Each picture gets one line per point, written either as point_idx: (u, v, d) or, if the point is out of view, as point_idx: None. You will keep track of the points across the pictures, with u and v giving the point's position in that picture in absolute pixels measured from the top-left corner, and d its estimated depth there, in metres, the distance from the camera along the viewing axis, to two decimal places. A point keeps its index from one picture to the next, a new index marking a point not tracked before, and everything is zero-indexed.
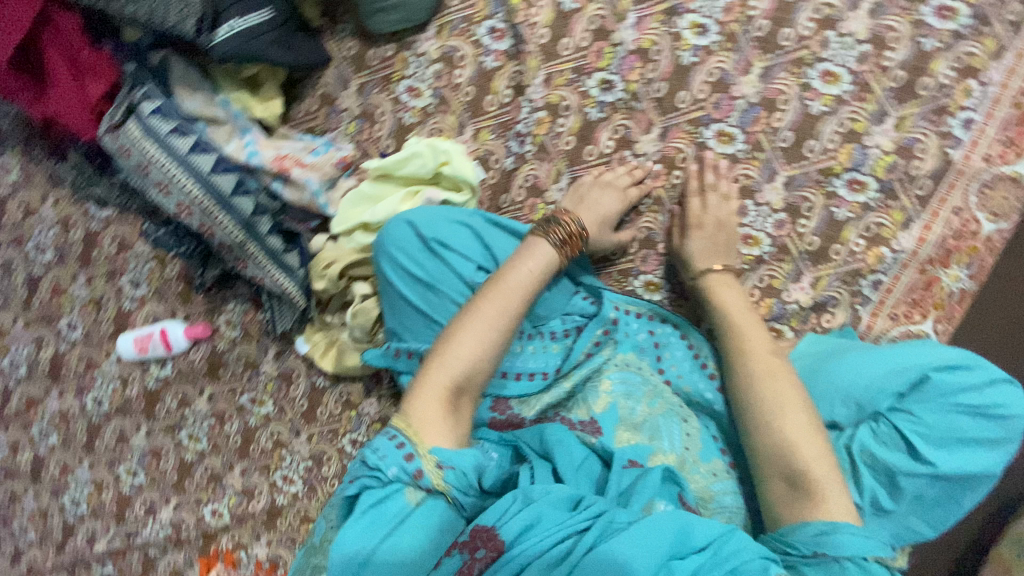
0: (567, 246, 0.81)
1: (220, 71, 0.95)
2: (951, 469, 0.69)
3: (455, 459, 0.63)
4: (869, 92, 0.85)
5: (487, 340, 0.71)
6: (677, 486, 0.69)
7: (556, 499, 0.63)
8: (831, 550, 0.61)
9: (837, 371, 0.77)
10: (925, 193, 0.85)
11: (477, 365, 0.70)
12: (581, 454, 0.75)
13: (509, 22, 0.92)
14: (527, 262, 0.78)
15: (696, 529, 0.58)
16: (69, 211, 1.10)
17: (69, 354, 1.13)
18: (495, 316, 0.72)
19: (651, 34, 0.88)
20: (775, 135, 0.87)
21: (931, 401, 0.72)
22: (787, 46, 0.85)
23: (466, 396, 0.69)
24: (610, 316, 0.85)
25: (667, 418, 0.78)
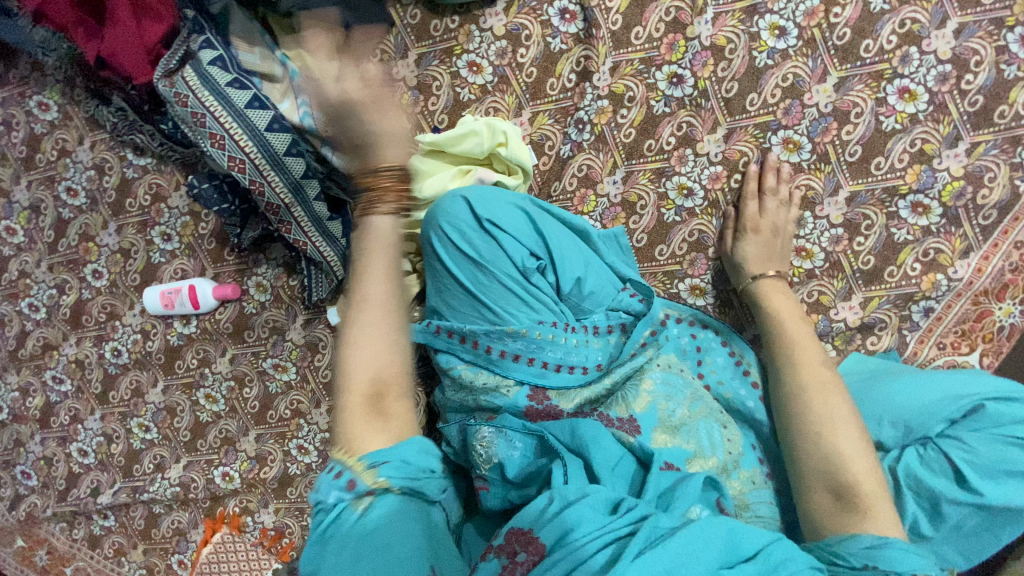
0: (396, 195, 0.57)
1: (280, 26, 0.93)
2: (997, 502, 0.66)
3: (388, 453, 0.55)
4: (945, 113, 0.82)
5: (379, 339, 0.56)
6: (717, 491, 0.63)
7: (595, 501, 0.59)
8: (883, 563, 0.57)
9: (888, 391, 0.76)
10: (989, 223, 0.83)
11: (382, 368, 0.56)
12: (617, 453, 0.70)
13: (582, 5, 0.89)
14: (374, 234, 0.58)
15: (744, 536, 0.53)
16: (105, 155, 1.06)
17: (92, 302, 1.10)
18: (374, 309, 0.56)
19: (727, 31, 0.85)
20: (844, 149, 0.85)
21: (983, 430, 0.70)
22: (867, 58, 0.83)
23: (387, 392, 0.57)
24: (658, 317, 0.85)
25: (708, 421, 0.74)
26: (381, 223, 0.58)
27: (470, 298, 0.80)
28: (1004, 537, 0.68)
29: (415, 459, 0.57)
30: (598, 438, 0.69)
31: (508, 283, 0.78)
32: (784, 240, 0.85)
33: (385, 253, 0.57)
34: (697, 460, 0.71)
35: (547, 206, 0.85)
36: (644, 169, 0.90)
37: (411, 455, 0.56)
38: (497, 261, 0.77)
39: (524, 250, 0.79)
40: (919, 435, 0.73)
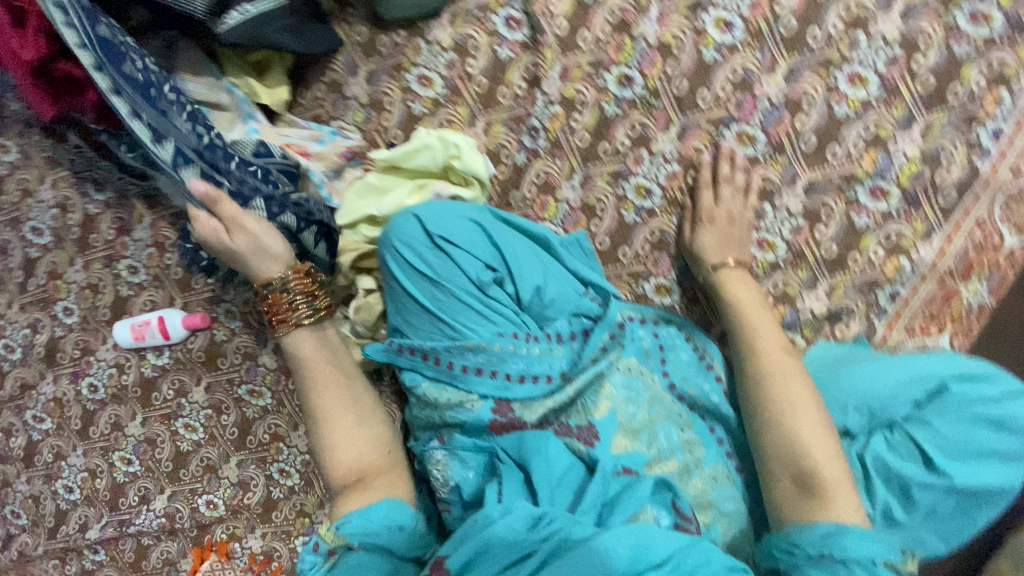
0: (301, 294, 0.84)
1: (227, 54, 0.94)
2: (965, 483, 0.67)
3: (355, 519, 0.69)
4: (897, 97, 0.81)
5: (341, 426, 0.78)
6: (670, 492, 0.69)
7: (517, 516, 0.63)
8: (837, 551, 0.58)
9: (854, 378, 0.75)
10: (949, 204, 0.83)
11: (352, 447, 0.77)
12: (566, 462, 0.73)
13: (527, 12, 0.89)
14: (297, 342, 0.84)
15: (658, 541, 0.59)
16: (67, 192, 1.06)
17: (65, 340, 1.10)
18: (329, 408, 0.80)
19: (673, 28, 0.85)
20: (798, 138, 0.84)
21: (947, 411, 0.70)
22: (815, 46, 0.82)
23: (361, 479, 0.75)
24: (616, 320, 0.82)
25: (667, 424, 0.76)
26: (314, 342, 0.84)
27: (429, 315, 0.81)
28: (979, 517, 0.68)
29: (382, 516, 0.69)
30: (548, 446, 0.73)
31: (467, 299, 0.79)
32: (739, 231, 0.85)
33: (324, 363, 0.84)
34: (654, 464, 0.73)
35: (501, 216, 0.85)
36: (602, 172, 0.90)
37: (375, 513, 0.69)
38: (454, 277, 0.79)
39: (479, 264, 0.80)
40: (885, 419, 0.72)
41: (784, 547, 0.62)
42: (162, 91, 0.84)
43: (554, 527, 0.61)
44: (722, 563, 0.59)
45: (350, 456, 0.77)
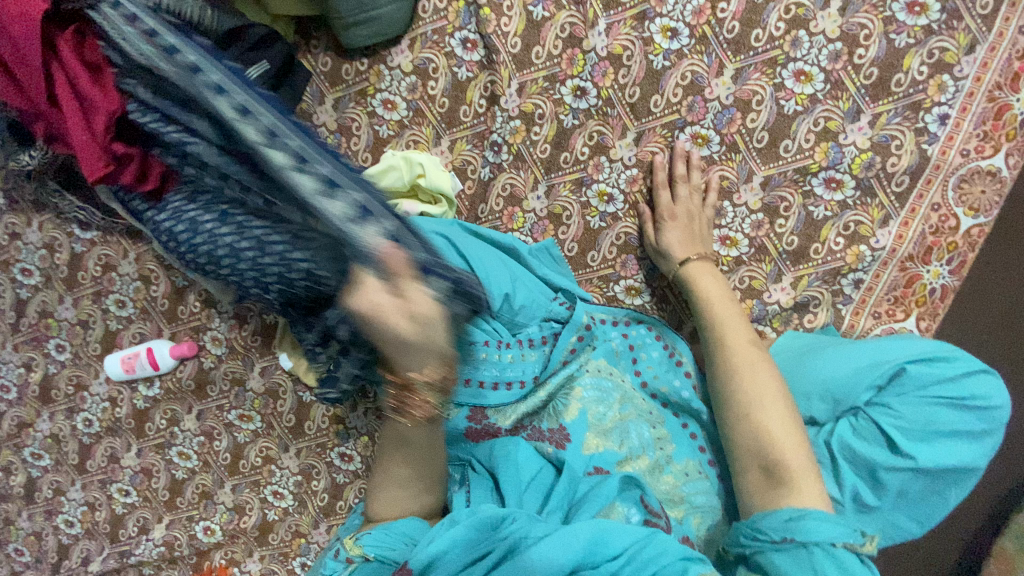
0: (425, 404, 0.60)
1: None
2: (931, 464, 0.67)
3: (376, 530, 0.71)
4: (842, 90, 0.84)
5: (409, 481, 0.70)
6: (639, 490, 0.70)
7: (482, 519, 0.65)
8: (800, 535, 0.58)
9: (817, 367, 0.76)
10: (903, 190, 0.84)
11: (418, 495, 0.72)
12: (536, 465, 0.77)
13: (481, 33, 0.92)
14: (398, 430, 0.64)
15: (613, 537, 0.60)
16: (53, 233, 1.10)
17: (58, 376, 1.13)
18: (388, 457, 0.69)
19: (622, 39, 0.88)
20: (750, 136, 0.87)
21: (910, 394, 0.70)
22: (758, 48, 0.85)
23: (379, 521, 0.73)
24: (583, 321, 0.84)
25: (637, 422, 0.78)
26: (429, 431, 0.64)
27: None
28: (950, 496, 0.69)
29: (399, 535, 0.70)
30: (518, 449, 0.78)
31: None
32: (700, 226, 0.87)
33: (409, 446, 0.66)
34: (625, 460, 0.75)
35: (468, 229, 0.88)
36: (564, 180, 0.92)
37: (394, 529, 0.71)
38: None
39: None
40: (849, 406, 0.73)
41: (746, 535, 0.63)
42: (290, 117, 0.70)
43: (513, 528, 0.63)
44: (677, 553, 0.59)
45: (391, 504, 0.72)
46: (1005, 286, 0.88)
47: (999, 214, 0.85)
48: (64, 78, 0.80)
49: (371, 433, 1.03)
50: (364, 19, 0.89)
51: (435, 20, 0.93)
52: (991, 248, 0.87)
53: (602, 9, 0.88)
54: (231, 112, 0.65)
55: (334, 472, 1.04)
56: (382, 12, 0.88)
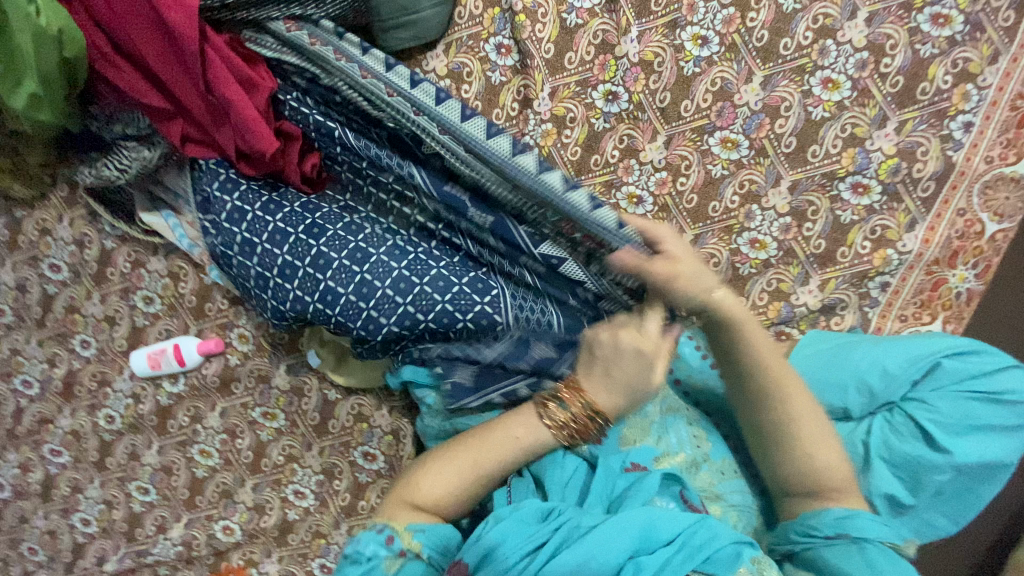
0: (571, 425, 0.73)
1: None
2: (968, 460, 0.68)
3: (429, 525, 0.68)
4: (869, 98, 0.86)
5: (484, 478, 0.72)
6: (679, 484, 0.70)
7: (526, 513, 0.65)
8: (854, 531, 0.62)
9: (854, 360, 0.76)
10: (929, 195, 0.86)
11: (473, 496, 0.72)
12: (572, 464, 0.75)
13: (516, 38, 0.94)
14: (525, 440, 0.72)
15: (661, 523, 0.61)
16: (84, 230, 1.10)
17: (82, 372, 1.14)
18: (478, 451, 0.72)
19: (654, 46, 0.90)
20: (779, 141, 0.89)
21: (946, 390, 0.71)
22: (787, 56, 0.87)
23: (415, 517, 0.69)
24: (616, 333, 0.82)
25: (674, 419, 0.79)
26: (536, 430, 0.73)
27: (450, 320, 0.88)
28: (984, 494, 0.70)
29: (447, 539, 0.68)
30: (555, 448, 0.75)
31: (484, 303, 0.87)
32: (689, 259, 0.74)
33: (520, 454, 0.72)
34: (662, 456, 0.76)
35: None
36: (594, 182, 0.94)
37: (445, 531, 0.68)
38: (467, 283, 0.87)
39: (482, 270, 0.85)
40: (884, 401, 0.74)
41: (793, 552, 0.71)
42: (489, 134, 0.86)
43: (562, 521, 0.63)
44: (729, 537, 0.61)
45: (445, 494, 0.70)
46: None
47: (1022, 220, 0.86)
48: (219, 60, 0.82)
49: (396, 431, 1.03)
50: (405, 22, 0.91)
51: (471, 26, 0.95)
52: (1014, 254, 0.88)
53: (635, 17, 0.91)
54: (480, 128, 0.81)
55: (357, 471, 1.04)
56: (423, 16, 0.91)
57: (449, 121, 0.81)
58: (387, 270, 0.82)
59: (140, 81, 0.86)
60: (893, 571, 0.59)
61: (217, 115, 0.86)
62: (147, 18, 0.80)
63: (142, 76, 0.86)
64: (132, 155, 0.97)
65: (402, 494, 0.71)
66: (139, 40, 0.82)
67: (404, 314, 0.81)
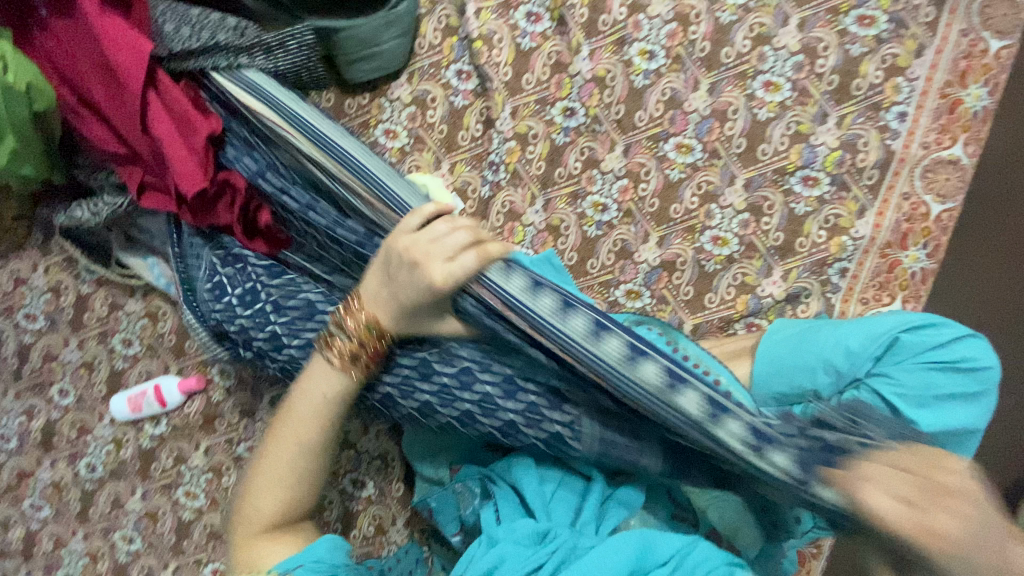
0: (356, 361, 0.74)
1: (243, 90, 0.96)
2: (934, 428, 0.71)
3: (301, 558, 0.72)
4: (808, 97, 0.92)
5: (301, 467, 0.76)
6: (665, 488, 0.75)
7: (521, 536, 0.68)
8: None
9: (822, 341, 0.78)
10: (874, 182, 0.91)
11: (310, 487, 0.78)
12: (558, 475, 0.76)
13: (475, 64, 0.99)
14: (320, 388, 0.75)
15: (658, 544, 0.64)
16: (60, 277, 1.11)
17: (62, 421, 1.12)
18: (289, 443, 0.76)
19: (605, 63, 0.96)
20: (730, 143, 0.94)
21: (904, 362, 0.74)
22: (729, 63, 0.93)
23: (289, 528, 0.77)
24: None
25: None
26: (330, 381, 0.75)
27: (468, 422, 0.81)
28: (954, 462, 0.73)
29: (327, 557, 0.73)
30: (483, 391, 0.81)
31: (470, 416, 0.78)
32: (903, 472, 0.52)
33: (329, 406, 0.75)
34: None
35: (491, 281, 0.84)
36: (560, 194, 0.98)
37: (324, 556, 0.73)
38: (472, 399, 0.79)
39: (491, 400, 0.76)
40: (851, 378, 0.76)
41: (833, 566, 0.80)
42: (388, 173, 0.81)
43: (557, 542, 0.66)
44: (722, 560, 0.63)
45: (284, 505, 0.76)
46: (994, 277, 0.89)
47: (967, 199, 0.91)
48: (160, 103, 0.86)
49: (385, 455, 1.04)
50: (368, 55, 0.95)
51: (431, 54, 1.00)
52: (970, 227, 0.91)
53: (585, 37, 0.96)
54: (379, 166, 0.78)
55: (348, 500, 1.03)
56: (385, 47, 0.95)
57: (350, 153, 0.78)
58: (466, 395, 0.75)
59: (97, 127, 0.90)
60: None
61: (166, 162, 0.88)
62: (99, 68, 0.86)
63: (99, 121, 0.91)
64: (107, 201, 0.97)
65: (259, 522, 0.75)
66: (95, 92, 0.87)
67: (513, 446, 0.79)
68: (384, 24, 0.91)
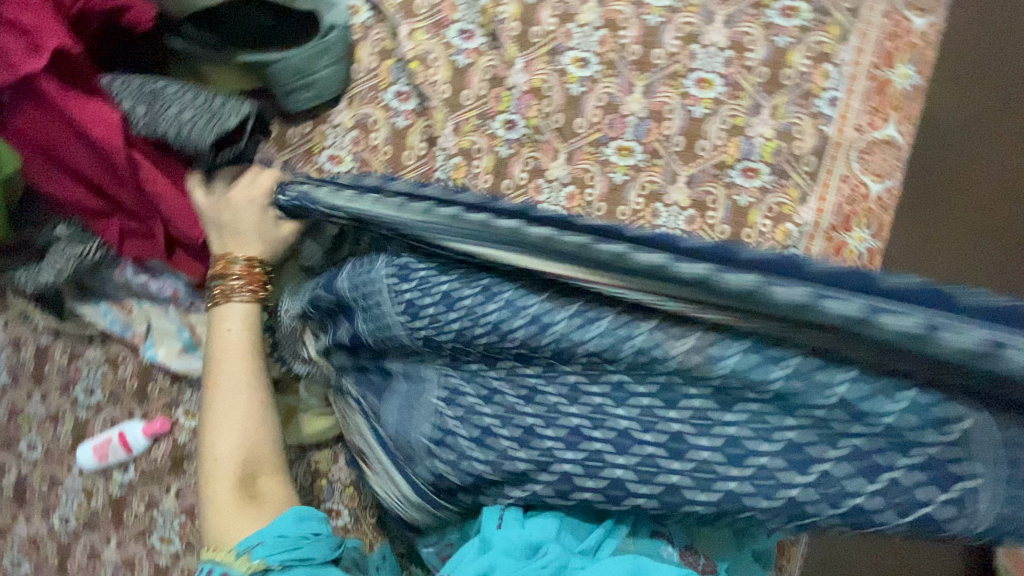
0: (250, 287, 0.89)
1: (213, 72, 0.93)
2: None
3: (263, 534, 0.75)
4: (741, 90, 0.93)
5: (240, 401, 0.86)
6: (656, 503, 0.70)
7: (515, 545, 0.64)
8: None
9: None
10: (812, 168, 0.92)
11: (250, 435, 0.85)
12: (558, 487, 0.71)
13: (412, 84, 0.99)
14: (230, 324, 0.88)
15: (653, 572, 0.60)
16: (18, 330, 1.07)
17: (31, 476, 1.08)
18: (236, 386, 0.87)
19: (540, 73, 0.97)
20: (669, 142, 0.95)
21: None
22: (661, 64, 0.95)
23: (259, 472, 0.84)
24: None
25: None
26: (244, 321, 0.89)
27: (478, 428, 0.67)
28: None
29: (292, 528, 0.76)
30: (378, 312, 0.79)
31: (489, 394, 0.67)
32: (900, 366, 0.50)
33: (245, 336, 0.88)
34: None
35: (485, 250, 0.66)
36: None
37: (290, 531, 0.76)
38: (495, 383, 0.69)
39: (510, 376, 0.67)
40: None
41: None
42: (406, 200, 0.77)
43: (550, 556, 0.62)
44: None
45: (234, 445, 0.84)
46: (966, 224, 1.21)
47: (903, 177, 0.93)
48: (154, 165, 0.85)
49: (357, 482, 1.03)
50: (305, 83, 0.94)
51: (369, 79, 0.99)
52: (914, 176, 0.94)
53: (519, 50, 0.97)
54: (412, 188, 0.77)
55: None
56: (321, 75, 0.94)
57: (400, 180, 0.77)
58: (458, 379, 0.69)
59: (75, 189, 0.87)
60: None
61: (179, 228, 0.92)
62: (69, 131, 0.81)
63: (76, 182, 0.86)
64: (65, 253, 0.92)
65: (229, 465, 0.83)
66: (72, 156, 0.83)
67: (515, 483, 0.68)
68: (316, 52, 0.92)
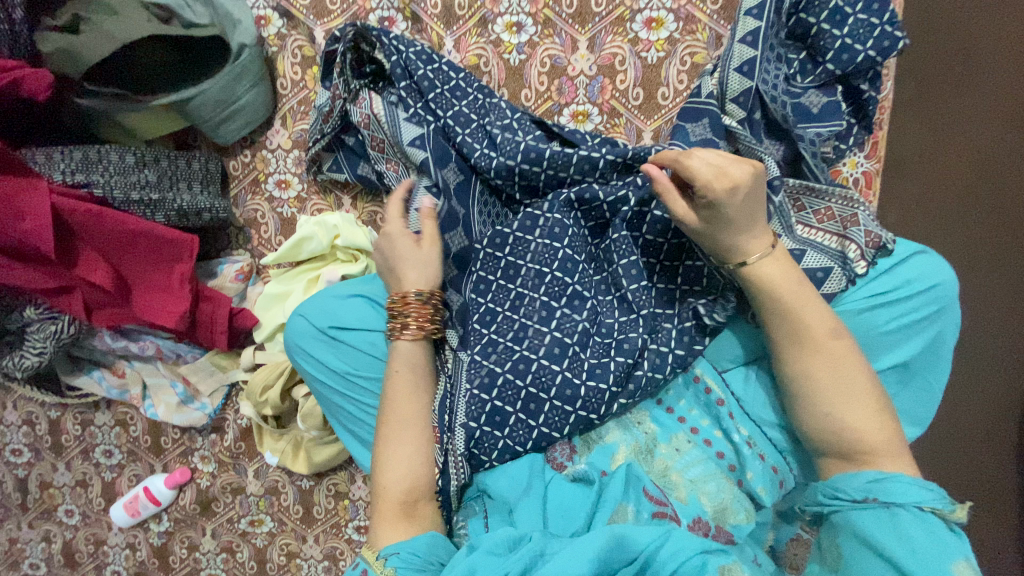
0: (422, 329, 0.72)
1: (137, 127, 0.87)
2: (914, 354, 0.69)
3: (401, 545, 0.63)
4: (695, 23, 0.83)
5: (415, 443, 0.69)
6: (642, 479, 0.66)
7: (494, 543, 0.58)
8: (884, 496, 0.54)
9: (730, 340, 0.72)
10: None
11: (416, 471, 0.68)
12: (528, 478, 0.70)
13: None
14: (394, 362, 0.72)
15: (629, 538, 0.56)
16: (29, 409, 1.10)
17: (77, 539, 1.13)
18: (403, 422, 0.70)
19: (474, 49, 0.88)
20: (626, 96, 0.86)
21: (936, 365, 0.70)
22: (601, 11, 0.85)
23: (420, 496, 0.68)
24: (665, 416, 0.73)
25: (638, 421, 0.73)
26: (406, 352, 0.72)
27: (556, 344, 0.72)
28: (933, 386, 0.71)
29: (426, 553, 0.63)
30: (350, 333, 0.79)
31: (583, 316, 0.73)
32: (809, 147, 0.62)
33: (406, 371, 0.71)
34: (616, 451, 0.71)
35: (430, 124, 0.80)
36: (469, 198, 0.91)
37: (421, 548, 0.62)
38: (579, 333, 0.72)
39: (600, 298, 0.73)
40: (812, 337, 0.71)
41: (828, 493, 0.58)
42: (434, 97, 0.80)
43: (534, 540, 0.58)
44: (696, 546, 0.56)
45: (407, 471, 0.68)
46: (985, 376, 0.79)
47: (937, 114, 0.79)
48: (121, 231, 0.82)
49: None
50: (230, 112, 0.87)
51: (297, 91, 0.91)
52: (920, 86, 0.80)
53: (445, 28, 0.88)
54: (433, 84, 0.81)
55: (357, 547, 1.04)
56: (244, 101, 0.87)
57: (433, 94, 0.80)
58: (495, 274, 0.76)
59: (35, 275, 0.82)
60: (925, 536, 0.51)
61: (156, 289, 0.87)
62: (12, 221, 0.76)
63: (33, 268, 0.82)
64: (39, 334, 0.90)
65: (392, 499, 0.67)
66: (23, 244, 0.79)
67: (492, 411, 0.71)
68: (232, 77, 0.85)
